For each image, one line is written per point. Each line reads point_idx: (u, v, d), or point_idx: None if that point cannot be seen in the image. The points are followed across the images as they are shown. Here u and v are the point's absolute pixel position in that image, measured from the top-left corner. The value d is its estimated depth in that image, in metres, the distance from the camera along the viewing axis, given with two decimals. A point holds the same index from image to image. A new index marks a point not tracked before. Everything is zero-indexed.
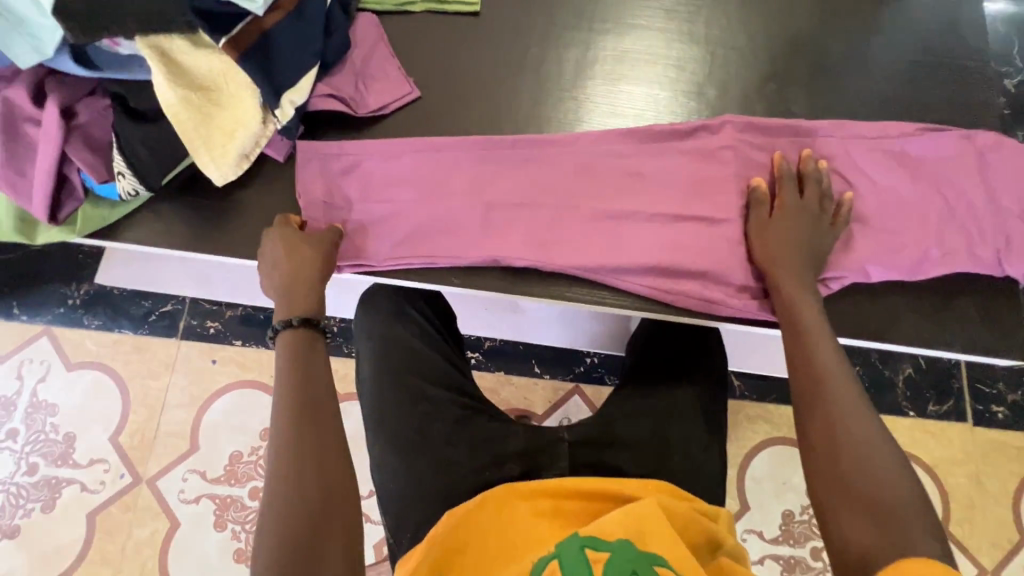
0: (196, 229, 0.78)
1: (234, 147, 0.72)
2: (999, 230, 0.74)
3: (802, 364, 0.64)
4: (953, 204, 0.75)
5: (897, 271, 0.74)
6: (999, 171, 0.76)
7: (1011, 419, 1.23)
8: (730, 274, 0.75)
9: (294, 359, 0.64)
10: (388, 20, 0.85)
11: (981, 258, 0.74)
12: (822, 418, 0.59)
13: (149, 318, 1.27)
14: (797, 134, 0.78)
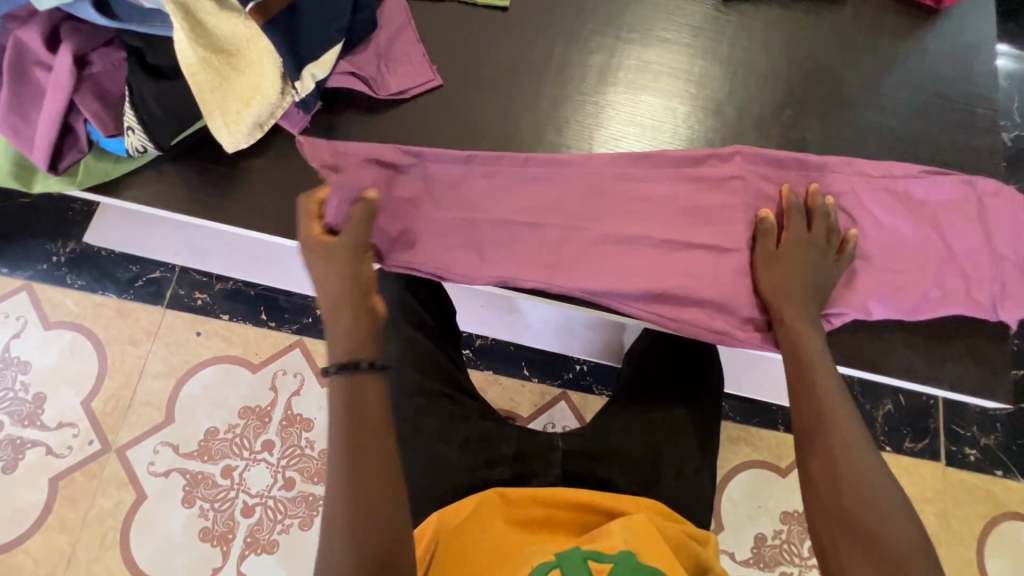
0: (199, 194, 0.76)
1: (249, 115, 0.70)
2: (997, 275, 0.76)
3: (802, 397, 0.63)
4: (953, 248, 0.76)
5: (896, 310, 0.75)
6: (999, 218, 0.77)
7: (982, 461, 1.26)
8: (738, 303, 0.75)
9: (344, 401, 0.57)
10: (416, 5, 0.84)
11: (977, 301, 0.75)
12: (823, 452, 0.59)
13: (135, 283, 1.24)
14: (805, 169, 0.79)
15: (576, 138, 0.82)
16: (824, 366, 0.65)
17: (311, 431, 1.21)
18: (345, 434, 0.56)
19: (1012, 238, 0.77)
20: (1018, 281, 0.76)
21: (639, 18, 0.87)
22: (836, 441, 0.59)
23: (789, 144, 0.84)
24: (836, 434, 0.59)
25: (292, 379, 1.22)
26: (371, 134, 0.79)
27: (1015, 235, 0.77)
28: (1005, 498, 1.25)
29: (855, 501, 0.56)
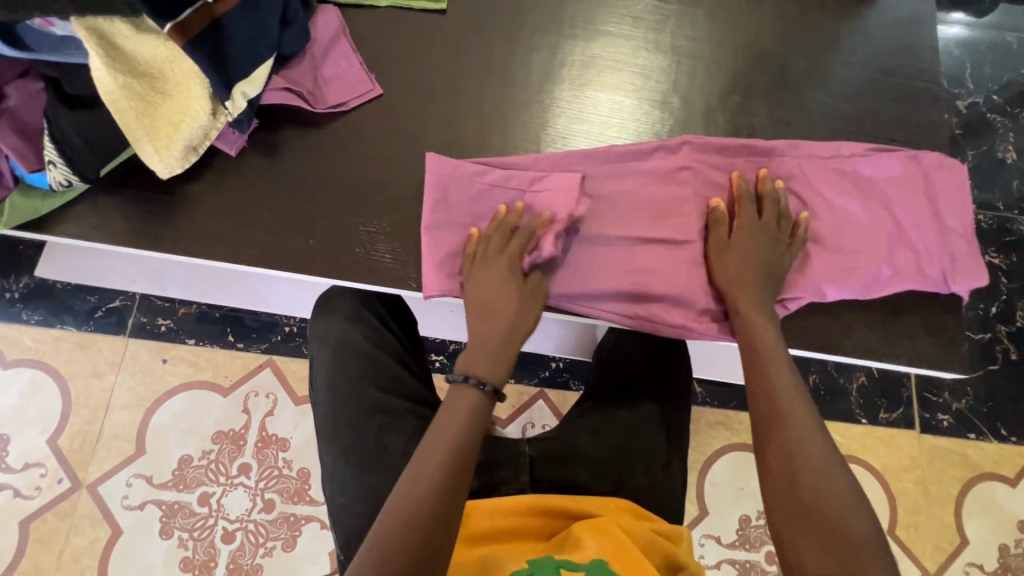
0: (137, 222, 0.73)
1: (180, 138, 0.68)
2: (945, 249, 0.76)
3: (761, 393, 0.65)
4: (902, 224, 0.77)
5: (851, 290, 0.75)
6: (946, 191, 0.78)
7: (955, 427, 1.29)
8: (695, 295, 0.74)
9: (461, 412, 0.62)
10: (351, 14, 0.82)
11: (928, 276, 0.76)
12: (780, 447, 0.62)
13: (95, 314, 1.21)
14: (754, 154, 0.79)
15: (524, 139, 0.81)
16: (780, 359, 0.67)
17: (288, 451, 1.19)
18: (460, 437, 0.61)
19: (959, 211, 0.78)
20: (967, 253, 0.76)
21: (581, 12, 0.86)
22: (793, 435, 0.62)
23: (738, 130, 0.84)
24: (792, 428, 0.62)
25: (265, 399, 1.20)
26: (313, 148, 0.77)
27: (961, 207, 0.78)
28: (979, 460, 1.27)
29: (812, 493, 0.58)
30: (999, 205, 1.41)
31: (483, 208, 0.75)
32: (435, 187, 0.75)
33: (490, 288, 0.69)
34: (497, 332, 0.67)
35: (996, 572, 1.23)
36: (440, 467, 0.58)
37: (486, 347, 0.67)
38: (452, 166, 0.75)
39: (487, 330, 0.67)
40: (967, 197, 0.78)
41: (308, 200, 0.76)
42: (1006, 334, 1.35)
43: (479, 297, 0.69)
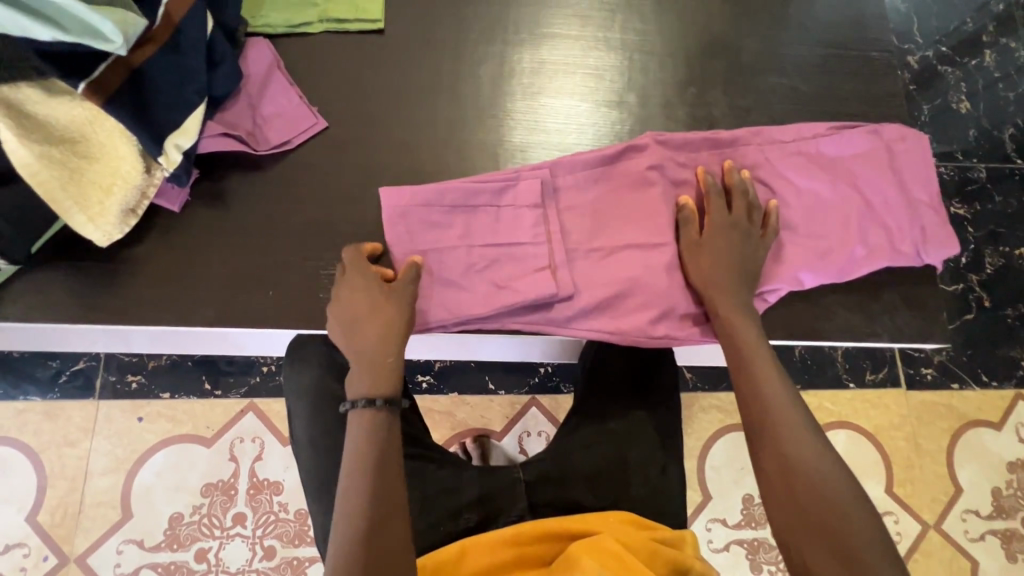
0: (83, 295, 0.69)
1: (113, 203, 0.63)
2: (915, 221, 0.76)
3: (749, 395, 0.65)
4: (871, 200, 0.76)
5: (828, 275, 0.74)
6: (909, 163, 0.78)
7: (939, 379, 1.32)
8: (674, 301, 0.73)
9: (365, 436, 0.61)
10: (284, 44, 0.78)
11: (901, 251, 0.75)
12: (774, 451, 0.61)
13: (59, 380, 1.16)
14: (717, 146, 0.77)
15: (482, 158, 0.78)
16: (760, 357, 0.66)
17: (282, 494, 1.16)
18: (377, 442, 0.60)
19: (924, 181, 0.77)
20: (936, 222, 0.76)
21: (525, 17, 0.83)
22: (785, 436, 0.61)
23: (699, 123, 0.82)
24: (783, 429, 0.62)
25: (251, 444, 1.16)
26: (262, 194, 0.73)
27: (924, 176, 0.78)
28: (965, 409, 1.31)
29: (809, 495, 0.58)
30: (958, 155, 1.43)
31: (443, 235, 0.71)
32: (394, 219, 0.71)
33: (356, 306, 0.65)
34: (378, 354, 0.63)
35: (991, 515, 1.26)
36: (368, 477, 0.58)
37: (369, 370, 0.63)
38: (409, 196, 0.71)
39: (362, 354, 0.63)
40: (930, 166, 0.78)
41: (263, 247, 0.72)
42: (977, 282, 1.38)
43: (357, 320, 0.64)
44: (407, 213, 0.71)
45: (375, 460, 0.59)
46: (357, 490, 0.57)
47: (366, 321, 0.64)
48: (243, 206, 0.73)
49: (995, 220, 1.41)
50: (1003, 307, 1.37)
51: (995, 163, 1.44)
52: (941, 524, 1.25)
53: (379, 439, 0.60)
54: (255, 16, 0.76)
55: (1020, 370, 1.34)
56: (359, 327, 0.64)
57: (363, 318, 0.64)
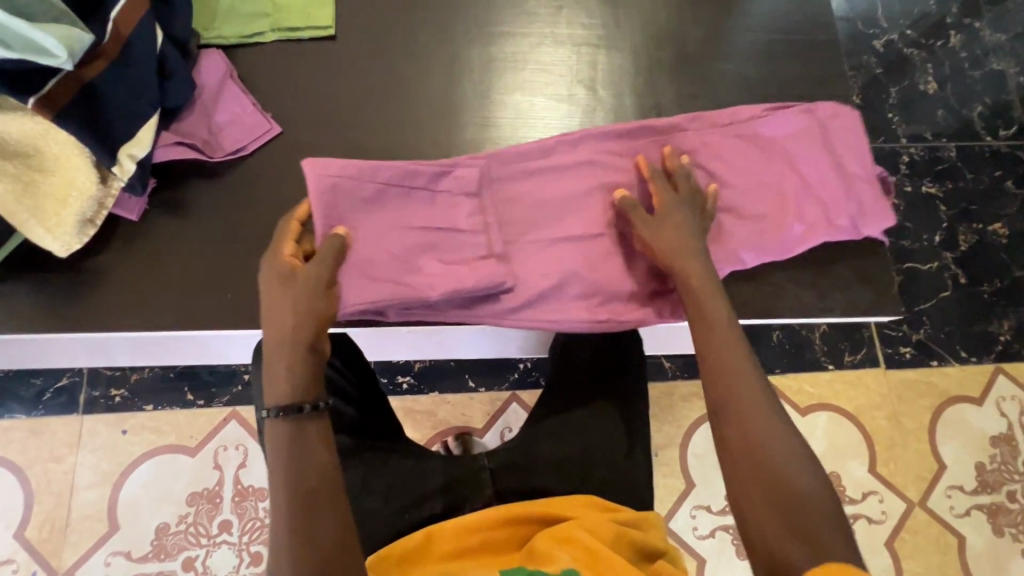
0: (48, 305, 0.70)
1: (71, 213, 0.65)
2: (850, 196, 0.78)
3: (714, 368, 0.65)
4: (808, 178, 0.78)
5: (768, 253, 0.76)
6: (844, 140, 0.80)
7: (918, 357, 1.32)
8: (616, 286, 0.75)
9: (283, 446, 0.56)
10: (238, 54, 0.80)
11: (839, 226, 0.77)
12: (736, 422, 0.61)
13: (43, 397, 1.17)
14: (656, 134, 0.79)
15: (434, 158, 0.80)
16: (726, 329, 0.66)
17: (267, 500, 1.16)
18: (300, 452, 0.56)
19: (858, 156, 0.80)
20: (872, 196, 0.79)
21: (473, 18, 0.85)
22: (746, 409, 0.62)
23: (647, 112, 0.84)
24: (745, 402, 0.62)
25: (235, 452, 1.17)
26: (221, 199, 0.75)
27: (857, 151, 0.80)
28: (945, 385, 1.31)
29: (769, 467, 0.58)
30: (927, 136, 1.44)
31: (379, 215, 0.71)
32: (317, 191, 0.67)
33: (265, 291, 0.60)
34: (283, 351, 0.58)
35: (977, 490, 1.26)
36: (290, 493, 0.54)
37: (276, 369, 0.58)
38: (336, 167, 0.68)
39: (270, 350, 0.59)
40: (863, 142, 0.80)
41: (224, 251, 0.74)
42: (952, 260, 1.38)
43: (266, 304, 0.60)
44: (336, 185, 0.68)
45: (294, 464, 0.55)
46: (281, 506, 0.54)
47: (275, 308, 0.59)
48: (202, 212, 0.74)
49: (966, 197, 1.42)
50: (978, 283, 1.38)
51: (963, 142, 1.45)
52: (926, 502, 1.24)
53: (297, 448, 0.56)
54: (208, 28, 0.79)
55: (999, 345, 1.34)
56: (267, 312, 0.60)
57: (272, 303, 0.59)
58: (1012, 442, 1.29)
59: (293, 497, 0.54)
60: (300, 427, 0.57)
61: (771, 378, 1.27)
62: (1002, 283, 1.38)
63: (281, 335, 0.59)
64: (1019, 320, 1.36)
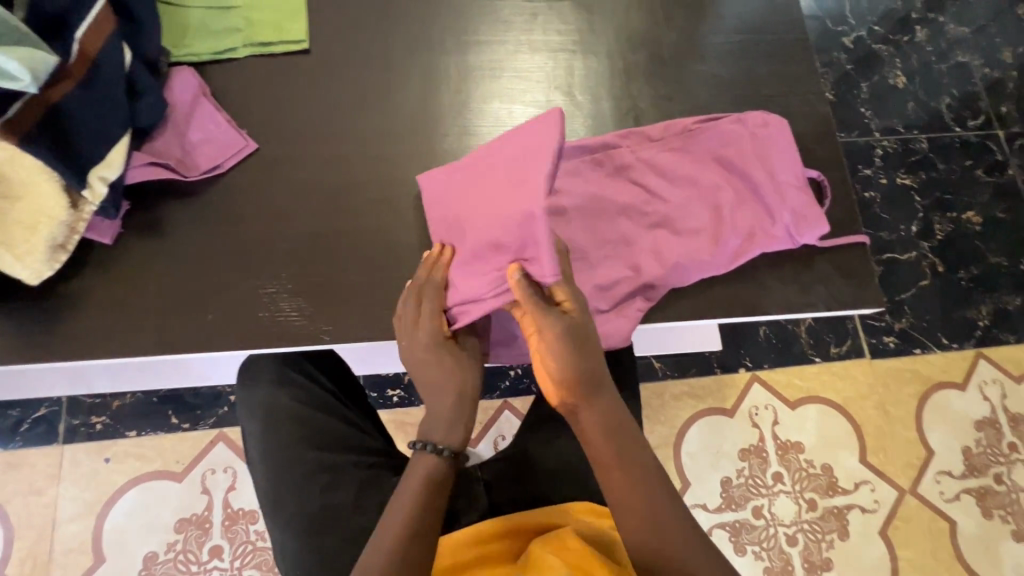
0: (22, 333, 0.68)
1: (41, 240, 0.64)
2: (785, 205, 0.78)
3: (601, 438, 0.61)
4: (741, 189, 0.79)
5: (704, 267, 0.76)
6: (775, 147, 0.80)
7: (901, 346, 1.34)
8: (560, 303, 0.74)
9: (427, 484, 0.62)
10: (210, 70, 0.79)
11: (775, 235, 0.78)
12: (630, 484, 0.59)
13: (21, 428, 1.13)
14: (589, 152, 0.79)
15: (413, 168, 0.79)
16: (628, 455, 0.60)
17: (258, 522, 1.13)
18: (421, 490, 0.62)
19: (790, 164, 0.80)
20: (807, 203, 0.78)
21: (445, 28, 0.85)
22: (635, 468, 0.60)
23: (625, 115, 0.84)
24: (636, 461, 0.60)
25: (223, 475, 1.14)
26: (198, 218, 0.74)
27: (790, 159, 0.80)
28: (929, 372, 1.33)
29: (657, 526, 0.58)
30: (899, 129, 1.47)
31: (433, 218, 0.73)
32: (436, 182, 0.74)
33: (426, 353, 0.65)
34: (447, 403, 0.65)
35: (964, 474, 1.28)
36: (415, 511, 0.60)
37: (441, 421, 0.65)
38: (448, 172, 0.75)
39: (435, 404, 0.65)
40: (793, 149, 0.80)
41: (202, 271, 0.72)
42: (929, 249, 1.41)
43: (421, 368, 0.65)
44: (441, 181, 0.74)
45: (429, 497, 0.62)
46: (400, 523, 0.60)
47: (440, 372, 0.65)
48: (178, 232, 0.73)
49: (940, 187, 1.45)
50: (956, 270, 1.40)
51: (935, 133, 1.49)
52: (917, 489, 1.26)
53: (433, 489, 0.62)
54: (178, 46, 0.77)
55: (978, 330, 1.37)
56: (424, 376, 0.65)
57: (450, 365, 0.65)
58: (996, 425, 1.31)
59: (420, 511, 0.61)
60: (443, 475, 0.64)
61: (760, 373, 1.28)
62: (978, 270, 1.41)
63: (447, 392, 0.65)
64: (996, 305, 1.39)
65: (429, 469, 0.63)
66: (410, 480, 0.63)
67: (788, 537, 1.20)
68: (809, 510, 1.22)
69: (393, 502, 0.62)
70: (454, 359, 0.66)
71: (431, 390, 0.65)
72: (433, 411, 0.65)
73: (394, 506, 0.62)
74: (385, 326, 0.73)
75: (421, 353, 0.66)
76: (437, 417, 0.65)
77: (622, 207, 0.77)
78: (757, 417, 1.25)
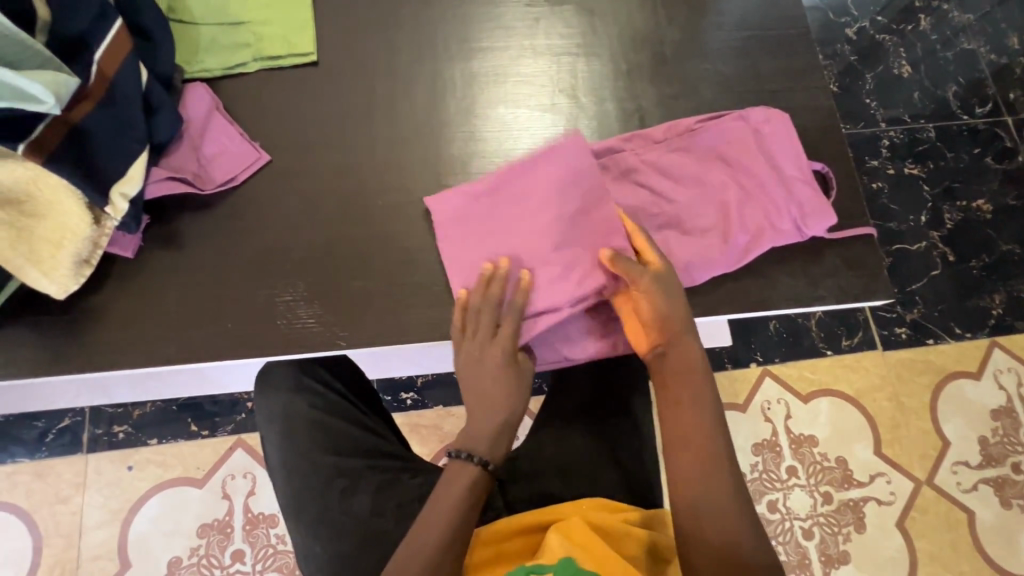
0: (50, 346, 0.71)
1: (66, 254, 0.66)
2: (792, 199, 0.78)
3: (671, 375, 0.67)
4: (747, 186, 0.79)
5: (714, 265, 0.77)
6: (779, 143, 0.80)
7: (914, 336, 1.33)
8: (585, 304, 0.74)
9: (470, 490, 0.65)
10: (222, 85, 0.81)
11: (783, 230, 0.78)
12: (691, 422, 0.64)
13: (46, 439, 1.16)
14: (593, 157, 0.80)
15: (422, 175, 0.80)
16: (695, 393, 0.66)
17: (278, 526, 1.16)
18: (463, 488, 0.65)
19: (794, 158, 0.80)
20: (813, 196, 0.79)
21: (448, 35, 0.86)
22: (696, 408, 0.65)
23: (629, 115, 0.85)
24: (697, 400, 0.66)
25: (243, 480, 1.16)
26: (216, 230, 0.76)
27: (794, 153, 0.80)
28: (942, 362, 1.32)
29: (710, 462, 0.62)
30: (905, 118, 1.47)
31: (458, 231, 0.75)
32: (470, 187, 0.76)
33: (477, 369, 0.67)
34: (494, 418, 0.67)
35: (981, 464, 1.27)
36: (454, 510, 0.64)
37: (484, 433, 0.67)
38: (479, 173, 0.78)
39: (484, 419, 0.67)
40: (796, 143, 0.81)
41: (220, 281, 0.74)
42: (939, 238, 1.40)
43: (469, 383, 0.68)
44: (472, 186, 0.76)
45: (470, 495, 0.65)
46: (441, 520, 0.63)
47: (491, 390, 0.67)
48: (196, 244, 0.75)
49: (949, 176, 1.44)
50: (967, 259, 1.40)
51: (942, 122, 1.48)
52: (933, 479, 1.25)
53: (474, 491, 0.66)
54: (191, 62, 0.80)
55: (992, 319, 1.36)
56: (473, 392, 0.67)
57: (501, 384, 0.67)
58: (1012, 414, 1.31)
59: (459, 510, 0.64)
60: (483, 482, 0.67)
61: (771, 367, 1.28)
62: (989, 258, 1.40)
63: (496, 409, 0.67)
64: (1010, 293, 1.38)
65: (470, 478, 0.66)
66: (454, 480, 0.66)
67: (803, 530, 1.20)
68: (824, 503, 1.22)
69: (434, 497, 0.65)
70: (506, 379, 0.67)
71: (480, 405, 0.67)
72: (476, 423, 0.68)
73: (435, 501, 0.65)
74: (399, 330, 0.75)
75: (474, 366, 0.67)
76: (481, 430, 0.67)
77: (628, 209, 0.78)
78: (769, 411, 1.26)
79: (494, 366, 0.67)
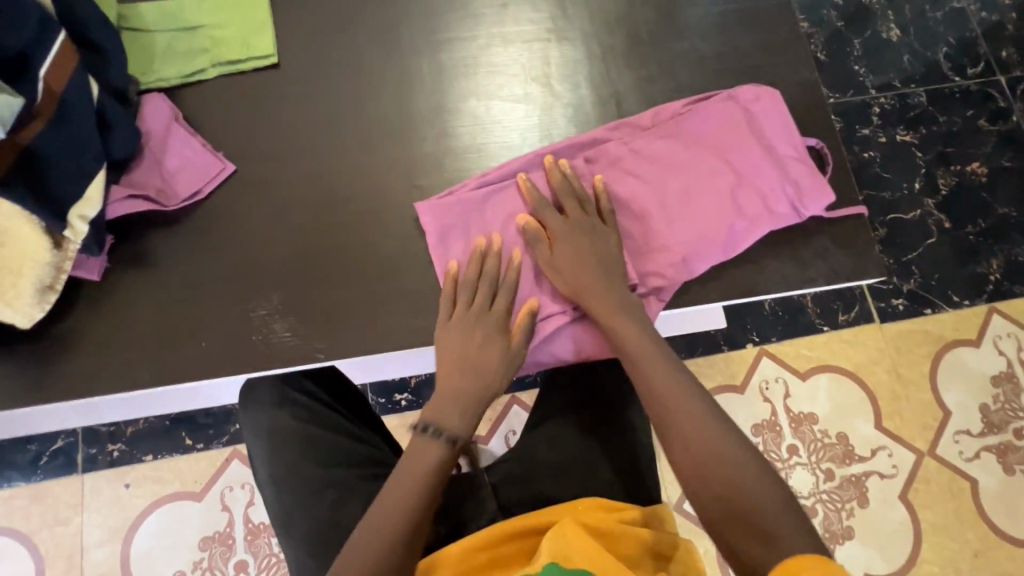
0: (22, 376, 0.69)
1: (27, 283, 0.64)
2: (787, 179, 0.76)
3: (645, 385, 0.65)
4: (740, 169, 0.76)
5: (710, 253, 0.75)
6: (767, 122, 0.78)
7: (911, 307, 1.31)
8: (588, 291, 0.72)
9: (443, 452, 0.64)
10: (181, 95, 0.78)
11: (778, 213, 0.76)
12: (681, 436, 0.61)
13: (41, 462, 1.15)
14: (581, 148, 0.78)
15: (395, 177, 0.78)
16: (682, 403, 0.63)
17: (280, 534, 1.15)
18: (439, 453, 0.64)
19: (787, 137, 0.78)
20: (809, 175, 0.76)
21: (415, 28, 0.83)
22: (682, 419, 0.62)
23: (606, 101, 0.82)
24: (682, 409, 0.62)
25: (241, 491, 1.16)
26: (184, 246, 0.73)
27: (786, 132, 0.78)
28: (941, 331, 1.30)
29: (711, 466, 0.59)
30: (896, 84, 1.43)
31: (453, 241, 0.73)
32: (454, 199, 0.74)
33: (460, 346, 0.67)
34: (476, 388, 0.66)
35: (983, 432, 1.26)
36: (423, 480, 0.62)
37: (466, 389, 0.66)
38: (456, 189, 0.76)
39: (466, 384, 0.66)
40: (789, 120, 0.78)
41: (192, 300, 0.72)
42: (934, 206, 1.37)
43: (455, 353, 0.67)
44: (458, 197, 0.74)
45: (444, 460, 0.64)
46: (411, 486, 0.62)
47: (471, 355, 0.67)
48: (164, 262, 0.73)
49: (942, 141, 1.41)
50: (963, 225, 1.37)
51: (933, 85, 1.44)
52: (935, 450, 1.24)
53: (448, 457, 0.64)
54: (146, 73, 0.76)
55: (990, 284, 1.34)
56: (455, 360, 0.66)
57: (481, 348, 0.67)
58: (1013, 379, 1.29)
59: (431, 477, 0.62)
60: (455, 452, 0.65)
61: (768, 347, 1.26)
62: (985, 223, 1.37)
63: (474, 373, 0.66)
64: (1007, 257, 1.36)
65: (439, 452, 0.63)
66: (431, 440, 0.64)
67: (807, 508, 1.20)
68: (826, 480, 1.21)
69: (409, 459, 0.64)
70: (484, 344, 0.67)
71: (464, 367, 0.66)
72: (454, 391, 0.66)
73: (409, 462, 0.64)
74: (380, 338, 0.73)
75: (459, 326, 0.67)
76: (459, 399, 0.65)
77: (621, 200, 0.76)
78: (768, 391, 1.24)
79: (476, 332, 0.67)
